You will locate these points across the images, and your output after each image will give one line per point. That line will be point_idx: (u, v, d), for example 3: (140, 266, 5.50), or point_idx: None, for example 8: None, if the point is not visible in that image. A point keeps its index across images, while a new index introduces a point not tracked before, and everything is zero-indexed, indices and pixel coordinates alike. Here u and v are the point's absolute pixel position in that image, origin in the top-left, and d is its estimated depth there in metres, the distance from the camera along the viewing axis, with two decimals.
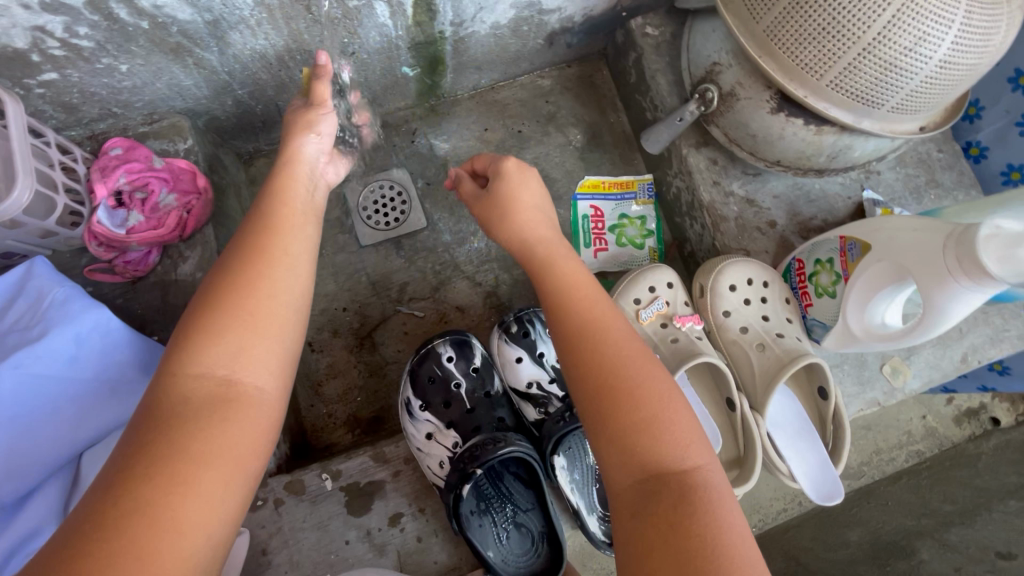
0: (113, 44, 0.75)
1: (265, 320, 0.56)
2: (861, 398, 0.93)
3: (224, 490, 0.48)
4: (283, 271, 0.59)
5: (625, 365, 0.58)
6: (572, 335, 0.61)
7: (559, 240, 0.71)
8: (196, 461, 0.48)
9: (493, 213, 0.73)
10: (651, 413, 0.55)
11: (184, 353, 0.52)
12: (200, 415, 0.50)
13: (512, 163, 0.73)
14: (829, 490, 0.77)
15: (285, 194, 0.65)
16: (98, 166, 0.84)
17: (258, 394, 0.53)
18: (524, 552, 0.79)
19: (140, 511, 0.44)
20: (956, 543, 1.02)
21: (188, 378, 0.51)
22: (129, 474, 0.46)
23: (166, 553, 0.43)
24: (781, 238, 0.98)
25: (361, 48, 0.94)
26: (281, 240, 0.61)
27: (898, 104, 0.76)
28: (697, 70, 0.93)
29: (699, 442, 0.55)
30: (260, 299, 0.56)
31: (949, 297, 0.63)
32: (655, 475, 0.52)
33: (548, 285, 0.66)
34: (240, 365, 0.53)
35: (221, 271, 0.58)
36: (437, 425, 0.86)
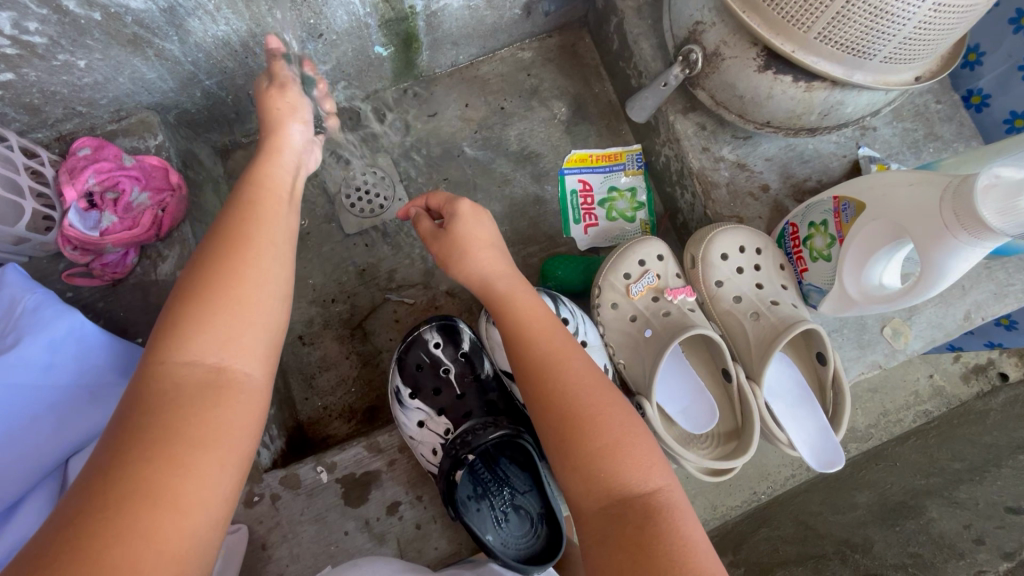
0: (67, 39, 0.71)
1: (252, 306, 0.55)
2: (861, 362, 0.91)
3: (221, 470, 0.48)
4: (266, 257, 0.57)
5: (585, 397, 0.58)
6: (532, 372, 0.61)
7: (516, 274, 0.70)
8: (191, 443, 0.47)
9: (446, 253, 0.71)
10: (613, 438, 0.55)
11: (169, 339, 0.51)
12: (190, 399, 0.49)
13: (466, 202, 0.71)
14: (830, 457, 0.76)
15: (260, 184, 0.64)
16: (66, 167, 0.81)
17: (248, 380, 0.53)
18: (524, 534, 0.77)
19: (139, 492, 0.43)
20: (964, 500, 1.01)
21: (176, 365, 0.50)
22: (123, 460, 0.44)
23: (171, 532, 0.43)
24: (775, 202, 0.95)
25: (329, 29, 0.90)
26: (260, 227, 0.59)
27: (891, 54, 0.72)
28: (679, 31, 0.88)
29: (660, 463, 0.56)
30: (245, 284, 0.55)
31: (948, 254, 0.60)
32: (617, 496, 0.53)
33: (507, 321, 0.65)
34: (229, 352, 0.52)
35: (201, 261, 0.56)
36: (428, 413, 0.86)
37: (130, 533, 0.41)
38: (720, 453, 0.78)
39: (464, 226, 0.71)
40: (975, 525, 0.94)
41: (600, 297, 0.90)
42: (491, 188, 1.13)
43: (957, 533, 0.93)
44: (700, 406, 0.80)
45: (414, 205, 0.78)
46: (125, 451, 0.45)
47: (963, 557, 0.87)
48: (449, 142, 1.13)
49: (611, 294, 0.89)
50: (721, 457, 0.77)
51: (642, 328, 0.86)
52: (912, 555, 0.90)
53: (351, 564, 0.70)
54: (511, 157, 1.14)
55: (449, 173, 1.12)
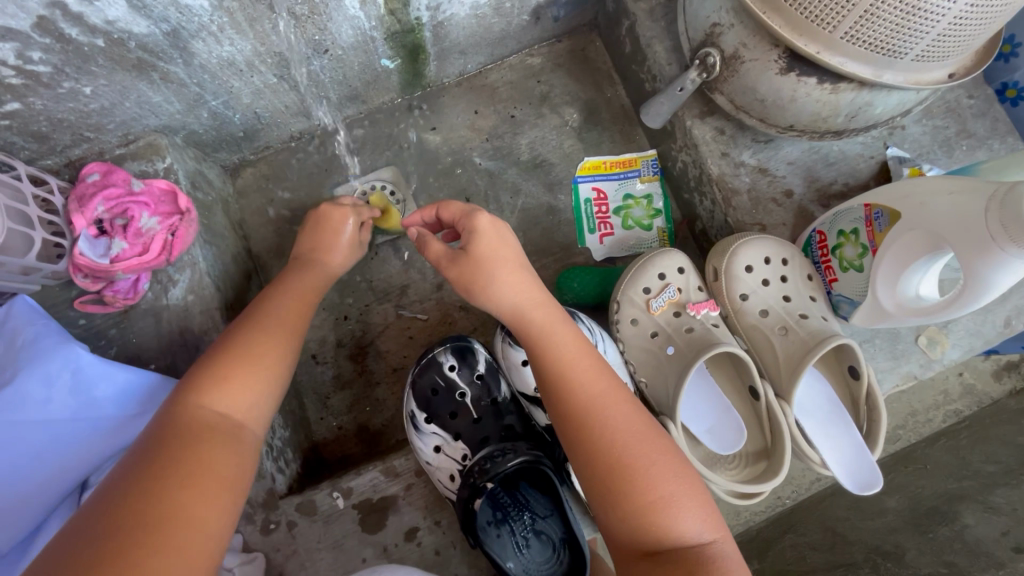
0: (72, 66, 0.70)
1: (262, 365, 0.64)
2: (896, 373, 0.87)
3: (225, 496, 0.53)
4: (281, 337, 0.68)
5: (632, 444, 0.58)
6: (576, 413, 0.60)
7: (552, 302, 0.68)
8: (201, 474, 0.52)
9: (471, 277, 0.68)
10: (668, 490, 0.56)
11: (197, 387, 0.59)
12: (208, 436, 0.56)
13: (484, 220, 0.69)
14: (867, 477, 0.72)
15: (288, 284, 0.78)
16: (75, 195, 0.81)
17: (249, 429, 0.60)
18: (545, 560, 0.75)
19: (156, 512, 0.48)
20: (1002, 506, 0.97)
21: (199, 410, 0.57)
22: (139, 484, 0.49)
23: (182, 550, 0.47)
24: (800, 207, 0.91)
25: (335, 44, 0.89)
26: (281, 318, 0.71)
27: (923, 52, 0.68)
28: (696, 33, 0.85)
29: (711, 513, 0.57)
30: (263, 356, 0.65)
31: (995, 267, 0.56)
32: (667, 545, 0.54)
33: (542, 357, 0.64)
34: (240, 406, 0.60)
35: (232, 334, 0.66)
36: (444, 438, 0.84)
37: (150, 548, 0.46)
38: (749, 474, 0.75)
39: (486, 248, 0.68)
40: (1013, 532, 0.92)
41: (619, 313, 0.87)
42: (503, 199, 1.10)
43: (995, 540, 0.92)
44: (727, 425, 0.77)
45: (421, 217, 0.79)
46: (146, 475, 0.50)
47: (1003, 567, 0.87)
48: (459, 153, 1.11)
49: (630, 310, 0.86)
50: (750, 479, 0.74)
51: (663, 345, 0.83)
52: (947, 564, 0.89)
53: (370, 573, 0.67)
54: (523, 167, 1.12)
55: (460, 185, 1.10)
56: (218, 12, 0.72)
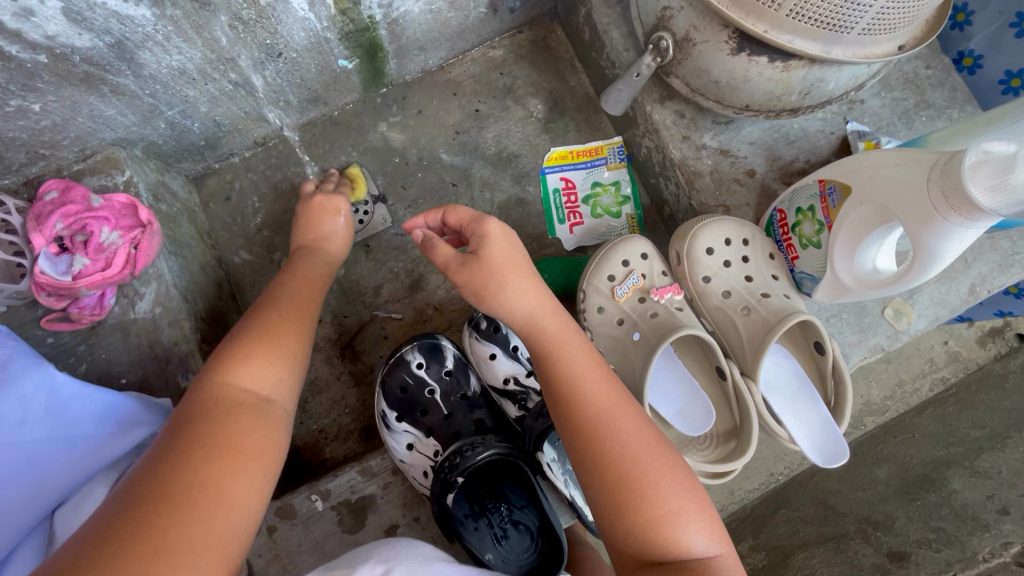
0: (17, 84, 0.69)
1: (293, 354, 0.64)
2: (862, 346, 0.88)
3: (263, 477, 0.53)
4: (303, 322, 0.69)
5: (643, 457, 0.57)
6: (588, 425, 0.59)
7: (562, 311, 0.66)
8: (245, 450, 0.52)
9: (481, 284, 0.64)
10: (675, 504, 0.55)
11: (226, 365, 0.58)
12: (246, 413, 0.55)
13: (495, 228, 0.67)
14: (835, 449, 0.73)
15: (299, 273, 0.80)
16: (33, 213, 0.80)
17: (284, 412, 0.60)
18: (525, 550, 0.73)
19: (203, 484, 0.47)
20: (988, 470, 0.98)
21: (234, 386, 0.57)
22: (183, 458, 0.48)
23: (222, 526, 0.46)
24: (762, 186, 0.91)
25: (287, 47, 0.88)
26: (301, 304, 0.73)
27: (869, 25, 0.68)
28: (648, 18, 0.84)
29: (718, 528, 0.56)
30: (289, 339, 0.65)
31: (939, 236, 0.57)
32: (672, 556, 0.54)
33: (557, 367, 0.62)
34: (273, 385, 0.60)
35: (254, 317, 0.67)
36: (416, 435, 0.85)
37: (199, 519, 0.45)
38: (719, 454, 0.76)
39: (498, 254, 0.66)
40: (999, 494, 0.91)
41: (586, 302, 0.88)
42: (472, 194, 1.10)
43: (981, 504, 0.91)
44: (697, 406, 0.78)
45: (423, 220, 0.75)
46: (196, 447, 0.50)
47: (988, 529, 0.85)
48: (425, 149, 1.11)
49: (596, 298, 0.87)
50: (720, 458, 0.75)
51: (630, 331, 0.84)
52: (936, 530, 0.88)
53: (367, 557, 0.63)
54: (490, 161, 1.11)
55: (429, 181, 1.10)
56: (162, 21, 0.71)
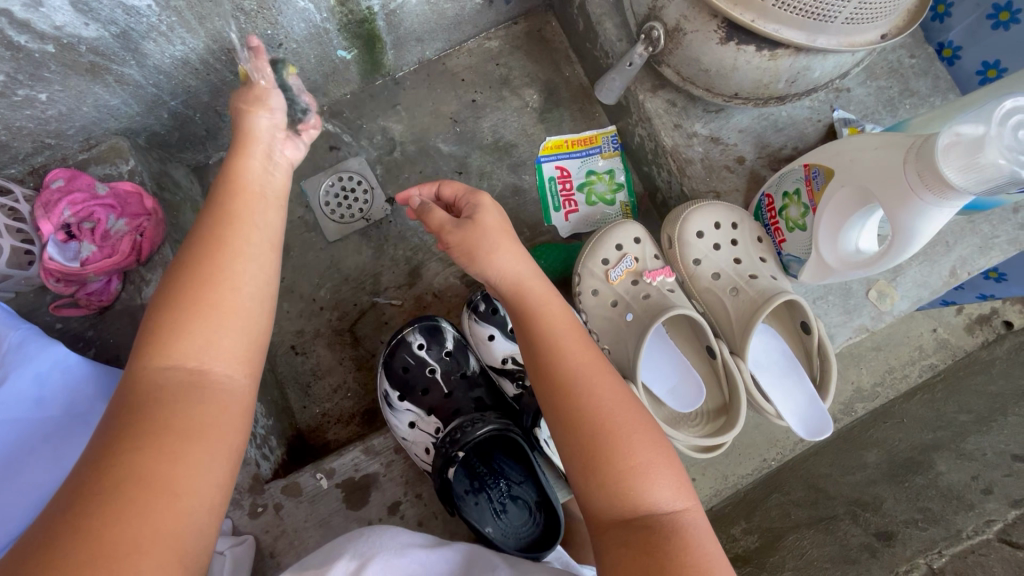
0: (25, 74, 0.71)
1: (228, 311, 0.56)
2: (848, 326, 0.91)
3: (207, 461, 0.50)
4: (240, 265, 0.58)
5: (616, 413, 0.60)
6: (566, 380, 0.62)
7: (540, 279, 0.69)
8: (178, 436, 0.50)
9: (474, 245, 0.67)
10: (646, 459, 0.58)
11: (148, 344, 0.53)
12: (173, 398, 0.51)
13: (488, 200, 0.71)
14: (818, 425, 0.76)
15: (236, 178, 0.63)
16: (40, 201, 0.81)
17: (229, 381, 0.55)
18: (524, 522, 0.77)
19: (134, 484, 0.46)
20: (972, 451, 1.00)
21: (158, 368, 0.52)
22: (120, 452, 0.48)
23: (168, 519, 0.46)
24: (752, 173, 0.94)
25: (288, 38, 0.90)
26: (238, 231, 0.60)
27: (852, 14, 0.70)
28: (640, 8, 0.86)
29: (685, 486, 0.59)
30: (221, 291, 0.56)
31: (915, 215, 0.60)
32: (641, 511, 0.56)
33: (537, 331, 0.65)
34: (208, 356, 0.54)
35: (180, 263, 0.57)
36: (418, 414, 0.88)
37: (134, 518, 0.45)
38: (710, 429, 0.79)
39: (492, 222, 0.69)
40: (982, 475, 0.93)
41: (580, 285, 0.91)
42: (470, 183, 1.12)
43: (965, 484, 0.92)
44: (688, 385, 0.81)
45: (419, 191, 0.77)
46: (117, 446, 0.48)
47: (972, 508, 0.85)
48: (423, 139, 1.13)
49: (591, 281, 0.90)
50: (710, 434, 0.78)
51: (623, 312, 0.87)
52: (922, 510, 0.90)
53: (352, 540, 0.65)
54: (487, 150, 1.14)
55: (426, 172, 1.12)
56: (166, 12, 0.73)
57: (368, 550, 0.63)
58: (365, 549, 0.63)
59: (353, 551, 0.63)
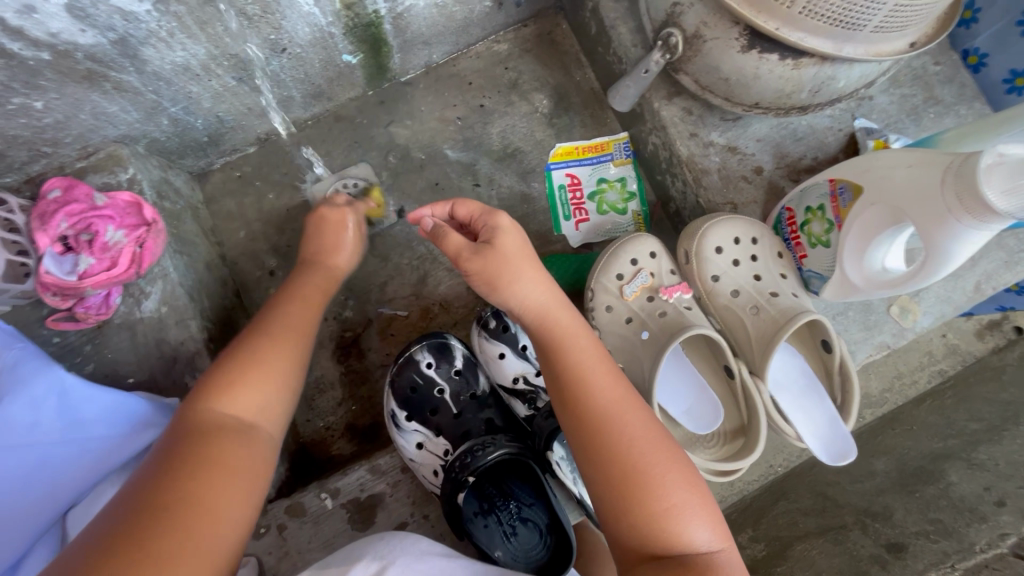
0: (20, 82, 0.68)
1: (279, 373, 0.64)
2: (869, 343, 0.88)
3: (244, 500, 0.53)
4: (296, 339, 0.68)
5: (649, 450, 0.58)
6: (597, 414, 0.59)
7: (563, 306, 0.66)
8: (225, 471, 0.53)
9: (495, 273, 0.64)
10: (681, 498, 0.56)
11: (212, 391, 0.59)
12: (225, 439, 0.55)
13: (507, 222, 0.67)
14: (842, 448, 0.73)
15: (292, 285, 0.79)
16: (36, 212, 0.79)
17: (267, 436, 0.60)
18: (534, 547, 0.74)
19: (182, 508, 0.48)
20: (985, 461, 0.98)
21: (217, 412, 0.57)
22: (173, 484, 0.50)
23: (210, 552, 0.47)
24: (770, 184, 0.91)
25: (292, 43, 0.87)
26: (294, 316, 0.72)
27: (882, 22, 0.67)
28: (657, 14, 0.83)
29: (719, 523, 0.57)
30: (285, 355, 0.65)
31: (952, 238, 0.57)
32: (675, 550, 0.54)
33: (562, 362, 0.62)
34: (258, 411, 0.60)
35: (246, 337, 0.67)
36: (426, 434, 0.86)
37: (175, 538, 0.46)
38: (727, 451, 0.76)
39: (512, 246, 0.66)
40: (996, 487, 0.92)
41: (594, 301, 0.88)
42: (478, 191, 1.09)
43: (978, 496, 0.91)
44: (704, 405, 0.79)
45: (430, 212, 0.74)
46: (170, 476, 0.50)
47: (985, 521, 0.85)
48: (430, 145, 1.10)
49: (605, 297, 0.87)
50: (727, 456, 0.75)
51: (638, 330, 0.84)
52: (933, 522, 0.89)
53: (373, 540, 0.62)
54: (495, 156, 1.11)
55: (433, 178, 1.09)
56: (166, 17, 0.70)
57: (387, 555, 0.58)
58: (385, 551, 0.59)
59: (373, 553, 0.59)
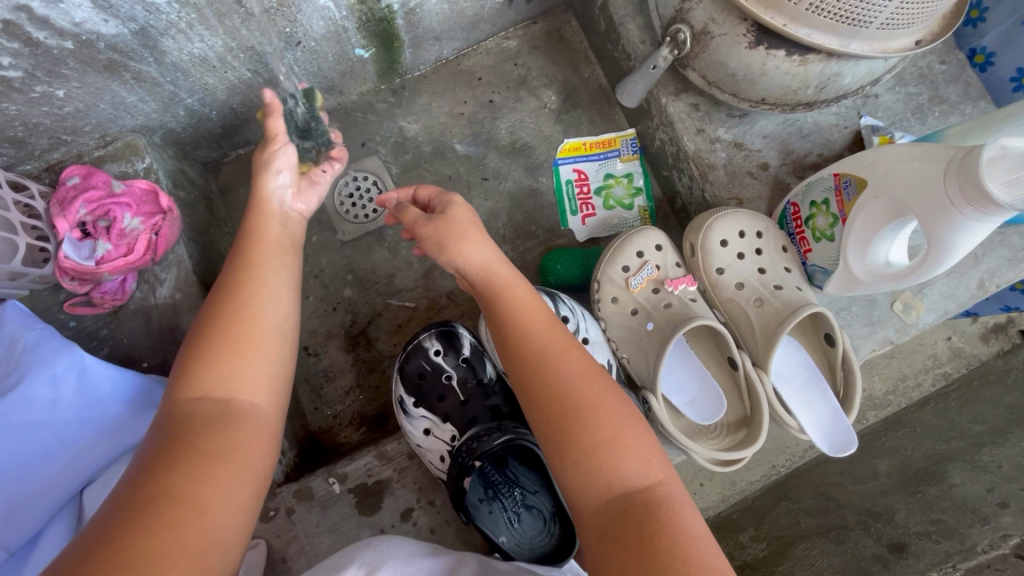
0: (43, 71, 0.70)
1: (253, 346, 0.61)
2: (872, 339, 0.89)
3: (234, 480, 0.53)
4: (266, 300, 0.65)
5: (586, 390, 0.60)
6: (534, 360, 0.61)
7: (504, 263, 0.68)
8: (209, 458, 0.53)
9: (444, 235, 0.67)
10: (614, 430, 0.58)
11: (183, 377, 0.58)
12: (204, 426, 0.55)
13: (460, 199, 0.71)
14: (843, 440, 0.74)
15: (260, 231, 0.71)
16: (56, 199, 0.81)
17: (256, 410, 0.59)
18: (538, 533, 0.75)
19: (166, 500, 0.49)
20: (987, 464, 0.99)
21: (191, 398, 0.57)
22: (153, 474, 0.51)
23: (196, 533, 0.48)
24: (776, 179, 0.92)
25: (306, 36, 0.88)
26: (258, 273, 0.67)
27: (888, 19, 0.68)
28: (666, 10, 0.84)
29: (658, 458, 0.58)
30: (253, 327, 0.62)
31: (954, 230, 0.58)
32: (614, 487, 0.56)
33: (500, 315, 0.65)
34: (235, 385, 0.59)
35: (209, 310, 0.63)
36: (433, 421, 0.87)
37: (163, 530, 0.47)
38: (728, 443, 0.77)
39: (461, 216, 0.69)
40: (998, 488, 0.93)
41: (600, 292, 0.89)
42: (486, 185, 1.11)
43: (980, 497, 0.92)
44: (708, 396, 0.80)
45: (396, 195, 0.78)
46: (154, 469, 0.51)
47: (987, 522, 0.86)
48: (439, 139, 1.12)
49: (610, 288, 0.88)
50: (729, 447, 0.76)
51: (643, 321, 0.86)
52: (935, 522, 0.90)
53: (362, 546, 0.63)
54: (503, 151, 1.12)
55: (442, 172, 1.11)
56: (185, 9, 0.72)
57: (376, 559, 0.61)
58: (373, 558, 0.61)
59: (361, 559, 0.60)
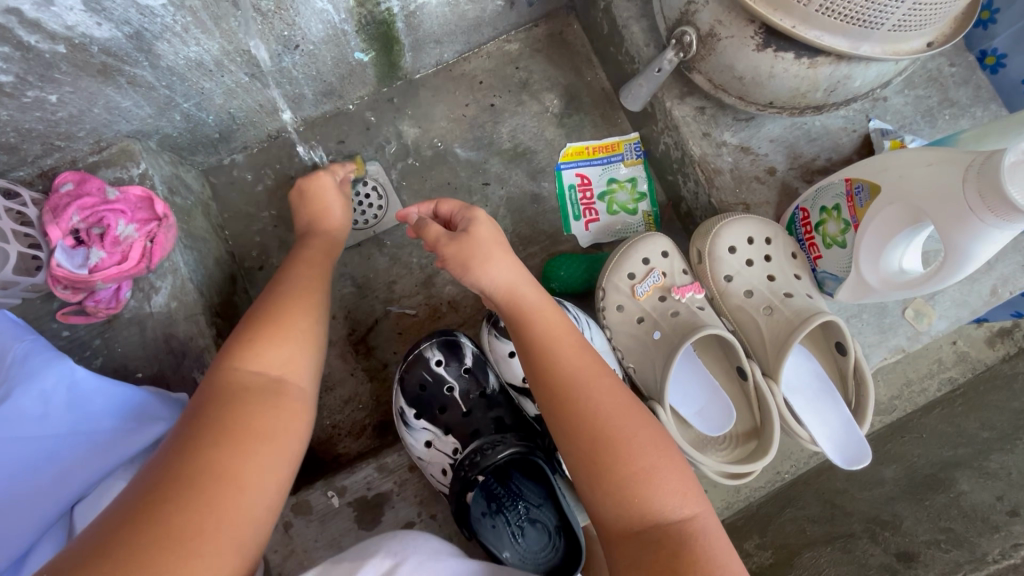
0: (35, 75, 0.69)
1: (304, 334, 0.65)
2: (883, 346, 0.87)
3: (278, 459, 0.54)
4: (315, 300, 0.70)
5: (618, 418, 0.58)
6: (566, 384, 0.60)
7: (529, 282, 0.66)
8: (255, 436, 0.53)
9: (468, 255, 0.65)
10: (648, 463, 0.56)
11: (236, 351, 0.60)
12: (256, 398, 0.56)
13: (484, 214, 0.69)
14: (857, 452, 0.72)
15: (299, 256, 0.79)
16: (49, 206, 0.79)
17: (300, 391, 0.61)
18: (542, 548, 0.73)
19: (209, 474, 0.49)
20: (996, 470, 0.96)
21: (245, 371, 0.58)
22: (198, 446, 0.51)
23: (237, 510, 0.49)
24: (783, 184, 0.90)
25: (305, 40, 0.87)
26: (310, 280, 0.73)
27: (900, 21, 0.67)
28: (671, 12, 0.83)
29: (693, 491, 0.57)
30: (307, 318, 0.66)
31: (973, 237, 0.56)
32: (649, 522, 0.55)
33: (532, 339, 0.63)
34: (290, 367, 0.61)
35: (265, 299, 0.68)
36: (435, 433, 0.85)
37: (205, 509, 0.47)
38: (738, 454, 0.75)
39: (485, 233, 0.67)
40: (1008, 496, 0.90)
41: (605, 300, 0.87)
42: (487, 190, 1.09)
43: (989, 505, 0.90)
44: (716, 406, 0.78)
45: (417, 211, 0.76)
46: (197, 442, 0.51)
47: (997, 531, 0.84)
48: (440, 144, 1.10)
49: (616, 296, 0.86)
50: (738, 459, 0.74)
51: (650, 330, 0.84)
52: (944, 530, 0.88)
53: (384, 539, 0.60)
54: (505, 156, 1.10)
55: (442, 177, 1.09)
56: (180, 12, 0.70)
57: (401, 548, 0.57)
58: (398, 548, 0.57)
59: (387, 550, 0.57)
